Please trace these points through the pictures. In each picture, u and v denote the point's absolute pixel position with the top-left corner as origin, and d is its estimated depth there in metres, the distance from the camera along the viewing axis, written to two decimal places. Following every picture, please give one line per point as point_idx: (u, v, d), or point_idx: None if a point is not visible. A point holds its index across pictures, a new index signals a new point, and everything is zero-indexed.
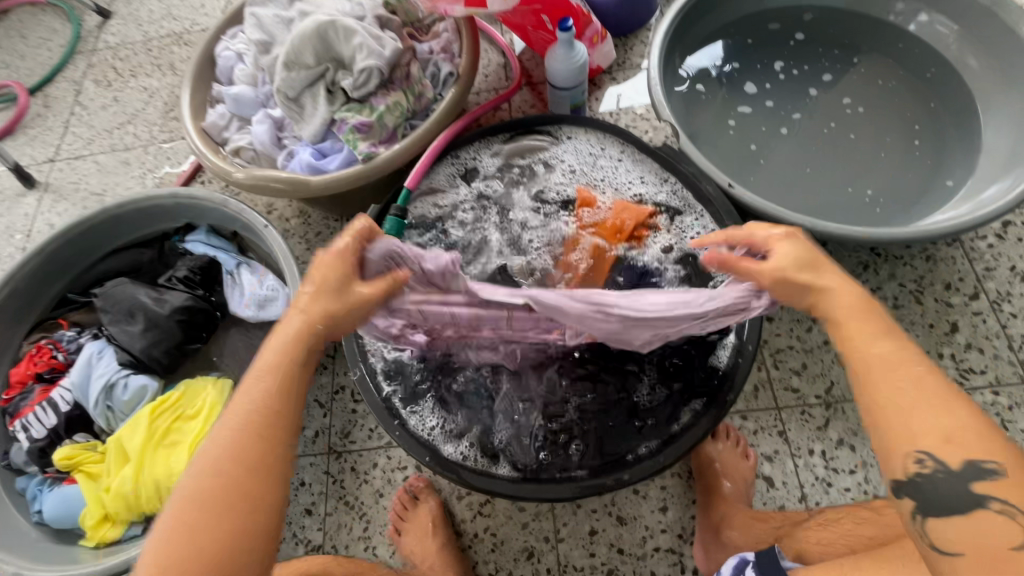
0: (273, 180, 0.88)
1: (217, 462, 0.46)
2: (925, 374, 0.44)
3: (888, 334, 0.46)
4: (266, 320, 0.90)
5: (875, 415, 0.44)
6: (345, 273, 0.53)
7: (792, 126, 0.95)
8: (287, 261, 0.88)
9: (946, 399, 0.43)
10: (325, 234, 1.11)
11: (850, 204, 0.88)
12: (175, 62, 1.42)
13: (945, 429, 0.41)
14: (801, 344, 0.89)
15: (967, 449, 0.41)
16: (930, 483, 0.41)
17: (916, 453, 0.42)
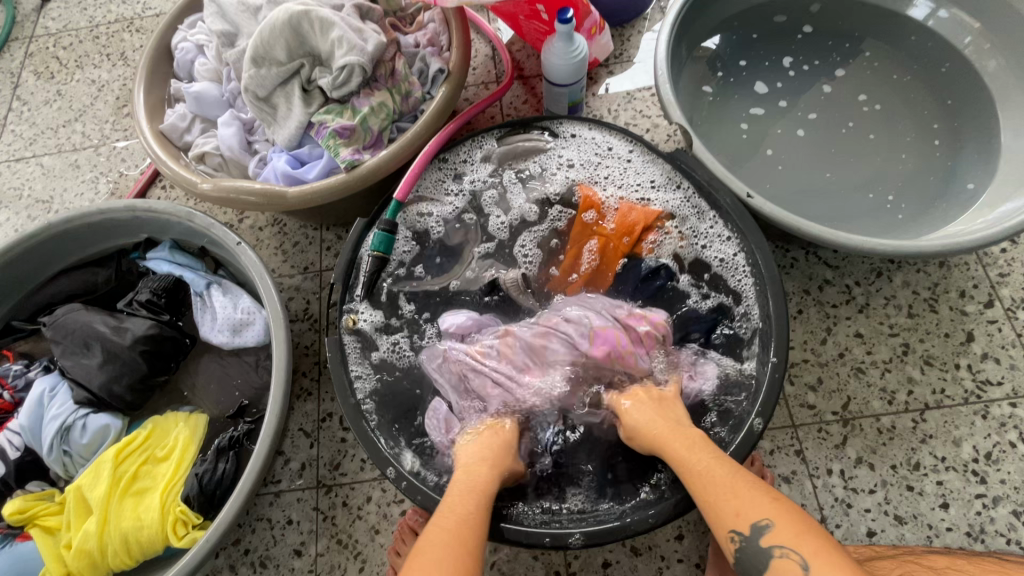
0: (245, 191, 0.79)
1: (460, 539, 0.55)
2: (725, 471, 0.57)
3: (692, 448, 0.61)
4: (242, 347, 0.82)
5: (707, 506, 0.56)
6: (496, 457, 0.65)
7: (808, 128, 0.90)
8: (263, 281, 0.80)
9: (752, 489, 0.55)
10: (303, 245, 1.02)
11: (867, 210, 0.84)
12: (126, 51, 1.28)
13: (736, 508, 0.54)
14: (815, 357, 0.85)
15: (754, 511, 0.53)
16: (745, 552, 0.53)
17: (734, 533, 0.53)
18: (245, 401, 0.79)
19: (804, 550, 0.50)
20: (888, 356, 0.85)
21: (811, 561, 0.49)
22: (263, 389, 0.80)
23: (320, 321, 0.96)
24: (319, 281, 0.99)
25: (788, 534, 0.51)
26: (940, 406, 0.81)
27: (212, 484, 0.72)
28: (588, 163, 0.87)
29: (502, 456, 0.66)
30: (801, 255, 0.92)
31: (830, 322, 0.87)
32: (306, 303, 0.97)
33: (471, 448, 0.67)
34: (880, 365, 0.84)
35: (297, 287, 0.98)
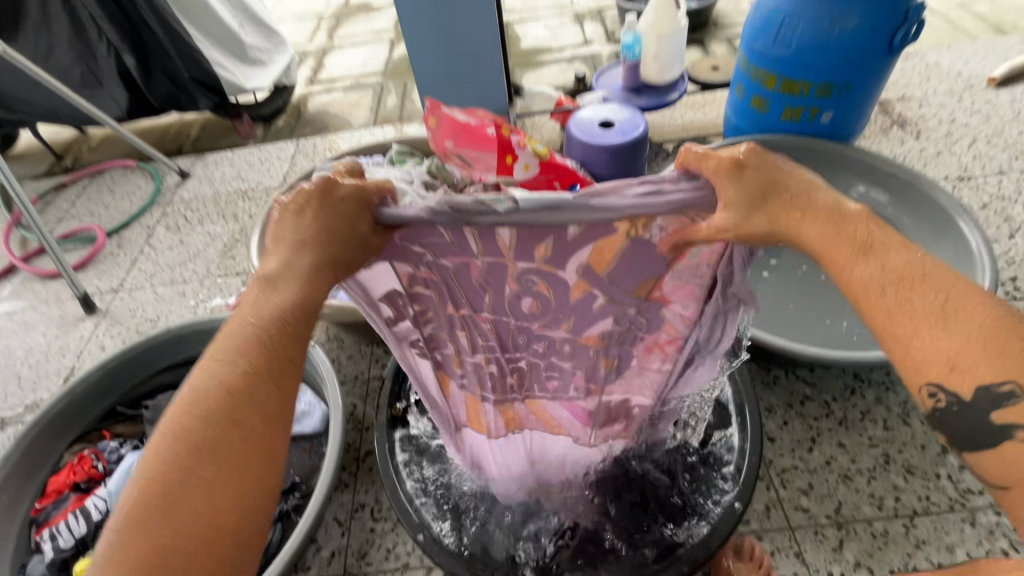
0: (324, 306, 1.02)
1: (170, 466, 0.46)
2: (966, 296, 0.44)
3: (828, 228, 0.46)
4: (300, 433, 0.97)
5: (937, 320, 0.44)
6: (343, 225, 0.52)
7: (772, 271, 1.13)
8: (328, 377, 0.98)
9: (941, 333, 0.44)
10: (356, 357, 1.21)
11: (829, 335, 1.01)
12: (238, 213, 1.67)
13: (949, 355, 0.43)
14: (804, 464, 0.94)
15: (977, 375, 0.42)
16: (947, 414, 0.44)
17: (929, 387, 0.44)
18: (297, 479, 0.92)
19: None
20: (872, 464, 0.93)
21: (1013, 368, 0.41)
22: (313, 471, 0.93)
23: (363, 421, 1.10)
24: (366, 387, 1.16)
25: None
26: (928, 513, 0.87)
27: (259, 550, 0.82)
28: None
29: (337, 232, 0.52)
30: (782, 374, 1.06)
31: (814, 433, 0.98)
32: (352, 406, 1.13)
33: (251, 304, 0.53)
34: (865, 473, 0.92)
35: (346, 392, 1.15)
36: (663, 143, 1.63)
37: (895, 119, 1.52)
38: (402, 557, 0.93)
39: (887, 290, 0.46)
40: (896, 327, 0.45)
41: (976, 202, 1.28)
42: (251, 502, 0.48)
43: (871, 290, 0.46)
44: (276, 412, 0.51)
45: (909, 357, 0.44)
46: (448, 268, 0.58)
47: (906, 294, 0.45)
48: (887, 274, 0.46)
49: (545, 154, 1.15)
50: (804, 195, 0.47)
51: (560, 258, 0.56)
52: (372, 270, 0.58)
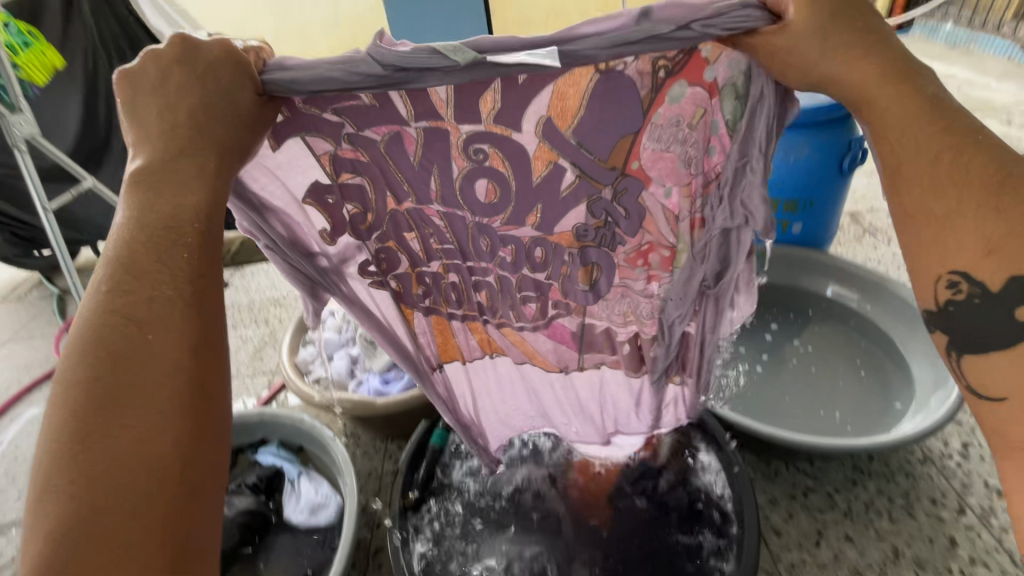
0: (346, 399, 1.10)
1: (89, 403, 0.50)
2: (962, 154, 0.55)
3: (860, 67, 0.55)
4: (315, 525, 1.00)
5: (938, 252, 0.57)
6: (202, 102, 0.57)
7: (765, 365, 1.20)
8: (345, 468, 1.03)
9: (977, 190, 0.55)
10: (371, 453, 1.26)
11: (825, 425, 1.06)
12: (270, 318, 1.82)
13: (988, 243, 0.55)
14: (813, 559, 0.94)
15: (1006, 269, 0.54)
16: (962, 308, 0.58)
17: (952, 278, 0.57)
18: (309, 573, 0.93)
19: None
20: (881, 558, 0.93)
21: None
22: (326, 565, 0.95)
23: (375, 517, 1.13)
24: (379, 482, 1.20)
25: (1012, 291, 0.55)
26: None
27: None
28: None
29: (219, 112, 0.58)
30: (783, 466, 1.09)
31: (820, 525, 0.99)
32: (365, 502, 1.16)
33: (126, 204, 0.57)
34: (876, 567, 0.92)
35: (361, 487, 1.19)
36: None
37: (867, 227, 1.68)
38: None
39: (940, 170, 0.56)
40: (907, 195, 0.58)
41: None
42: (164, 399, 0.52)
43: (934, 168, 0.56)
44: (211, 272, 0.58)
45: (910, 215, 0.58)
46: (376, 141, 0.67)
47: (964, 167, 0.55)
48: (930, 154, 0.56)
49: None
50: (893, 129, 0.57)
51: (508, 115, 0.63)
52: (289, 149, 0.69)
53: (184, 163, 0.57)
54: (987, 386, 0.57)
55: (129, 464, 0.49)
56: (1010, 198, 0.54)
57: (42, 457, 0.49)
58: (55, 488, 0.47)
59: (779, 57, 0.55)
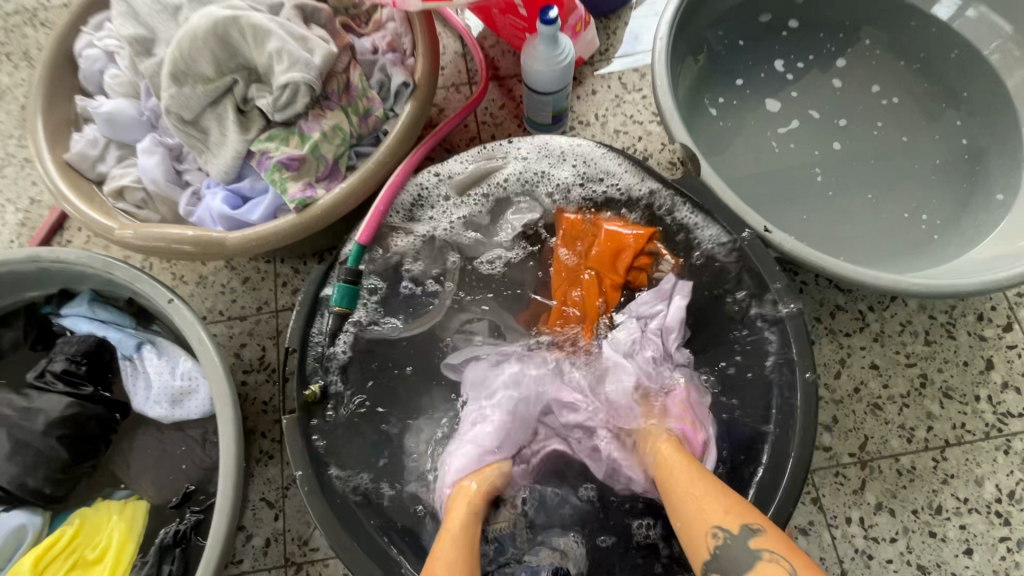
0: (176, 240, 0.66)
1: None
2: (692, 465, 0.57)
3: (684, 459, 0.58)
4: (186, 419, 0.69)
5: (691, 515, 0.52)
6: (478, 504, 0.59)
7: (843, 140, 0.82)
8: (204, 345, 0.67)
9: (716, 488, 0.54)
10: (254, 280, 0.88)
11: (896, 234, 0.77)
12: (29, 50, 1.09)
13: (725, 504, 0.51)
14: (830, 394, 0.79)
15: (743, 515, 0.50)
16: (726, 554, 0.48)
17: (713, 531, 0.50)
18: (192, 485, 0.67)
19: (797, 564, 0.46)
20: (906, 389, 0.78)
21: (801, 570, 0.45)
22: (213, 471, 0.68)
23: (278, 370, 0.84)
24: (276, 323, 0.86)
25: (778, 543, 0.48)
26: (961, 443, 0.76)
27: None
28: (552, 177, 0.76)
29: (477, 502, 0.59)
30: (812, 278, 0.83)
31: (845, 352, 0.81)
32: (262, 349, 0.85)
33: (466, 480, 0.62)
34: (898, 400, 0.78)
35: (250, 330, 0.86)
36: None
37: None
38: None
39: (722, 505, 0.51)
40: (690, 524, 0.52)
41: None
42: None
43: (695, 483, 0.55)
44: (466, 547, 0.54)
45: (689, 508, 0.53)
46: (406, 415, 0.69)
47: (707, 486, 0.54)
48: (690, 468, 0.56)
49: None
50: (688, 464, 0.57)
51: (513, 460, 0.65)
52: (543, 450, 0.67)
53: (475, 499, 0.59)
54: None
55: None
56: (749, 510, 0.51)
57: None
58: None
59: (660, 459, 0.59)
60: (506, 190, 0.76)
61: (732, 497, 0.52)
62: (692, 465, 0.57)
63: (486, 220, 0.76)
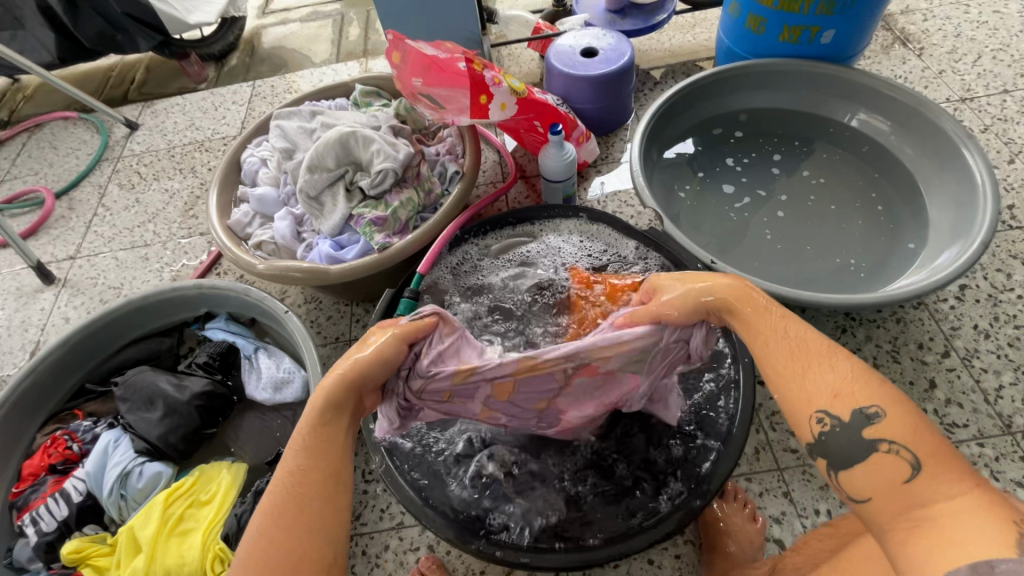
0: (296, 269, 0.95)
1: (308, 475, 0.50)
2: (783, 317, 0.53)
3: (788, 334, 0.52)
4: (282, 402, 0.93)
5: (787, 387, 0.50)
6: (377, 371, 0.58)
7: (785, 208, 1.06)
8: (306, 343, 0.94)
9: (829, 362, 0.49)
10: (336, 318, 1.16)
11: (834, 273, 0.97)
12: (196, 167, 1.54)
13: (833, 386, 0.48)
14: None
15: (856, 396, 0.47)
16: (829, 437, 0.47)
17: (817, 414, 0.48)
18: (282, 450, 0.89)
19: (920, 450, 0.44)
20: None
21: (924, 460, 0.43)
22: None
23: None
24: (349, 348, 1.12)
25: (899, 423, 0.45)
26: None
27: (249, 524, 0.80)
28: (564, 248, 1.03)
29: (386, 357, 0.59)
30: None
31: None
32: None
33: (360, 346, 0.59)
34: None
35: (329, 354, 1.12)
36: (651, 71, 1.50)
37: (899, 35, 1.42)
38: (396, 516, 0.93)
39: (826, 386, 0.48)
40: (784, 386, 0.50)
41: (977, 125, 1.22)
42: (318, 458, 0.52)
43: (790, 343, 0.51)
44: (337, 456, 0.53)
45: (786, 378, 0.50)
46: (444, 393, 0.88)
47: (817, 362, 0.49)
48: (779, 322, 0.53)
49: (522, 90, 1.05)
50: (795, 340, 0.51)
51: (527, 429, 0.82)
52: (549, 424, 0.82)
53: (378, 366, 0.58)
54: (852, 489, 0.47)
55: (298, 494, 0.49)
56: (857, 384, 0.47)
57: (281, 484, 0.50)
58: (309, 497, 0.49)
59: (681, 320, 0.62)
60: (527, 257, 1.02)
61: (847, 371, 0.48)
62: (797, 326, 0.52)
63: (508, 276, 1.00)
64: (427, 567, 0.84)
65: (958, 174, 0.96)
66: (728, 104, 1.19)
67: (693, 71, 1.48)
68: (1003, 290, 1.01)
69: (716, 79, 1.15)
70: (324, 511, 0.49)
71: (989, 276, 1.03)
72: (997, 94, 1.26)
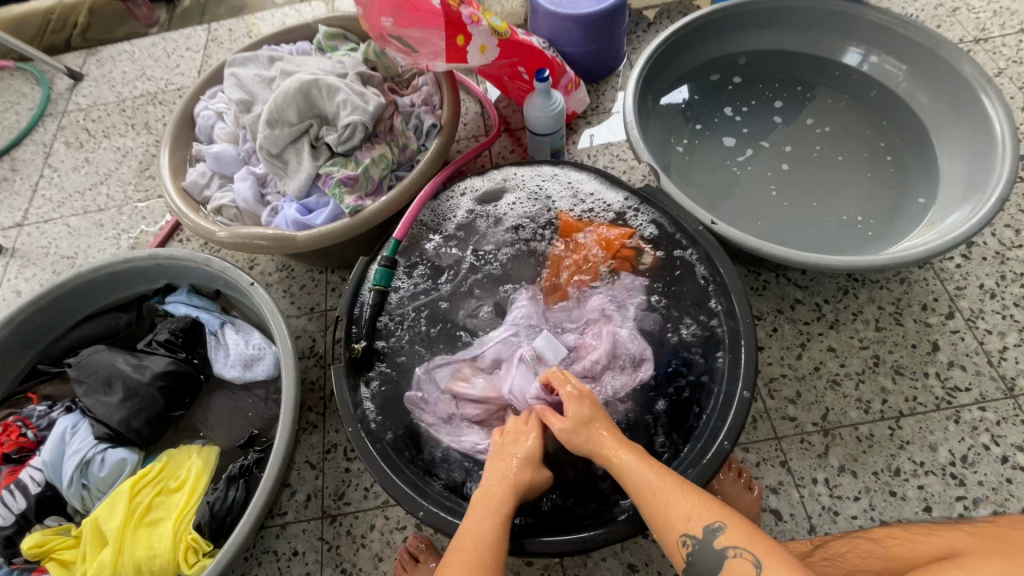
0: (260, 236, 0.87)
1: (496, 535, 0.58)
2: (632, 460, 0.61)
3: (636, 459, 0.61)
4: (253, 380, 0.87)
5: (656, 520, 0.57)
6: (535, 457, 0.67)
7: (790, 161, 0.99)
8: (275, 318, 0.86)
9: (678, 491, 0.57)
10: (310, 287, 1.09)
11: (840, 231, 0.91)
12: (150, 122, 1.41)
13: (685, 510, 0.55)
14: (792, 372, 0.91)
15: (702, 513, 0.54)
16: (698, 559, 0.53)
17: (683, 537, 0.54)
18: (255, 431, 0.83)
19: (756, 550, 0.50)
20: (861, 367, 0.90)
21: (761, 557, 0.50)
22: (273, 421, 0.84)
23: (325, 357, 1.02)
24: (325, 320, 1.05)
25: (739, 532, 0.52)
26: (915, 413, 0.85)
27: (222, 511, 0.76)
28: (548, 190, 0.92)
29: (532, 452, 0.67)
30: (772, 278, 0.99)
31: (804, 338, 0.93)
32: (312, 341, 1.03)
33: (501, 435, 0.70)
34: (854, 376, 0.89)
35: (304, 326, 1.05)
36: (644, 10, 1.38)
37: None
38: (382, 495, 0.89)
39: (684, 514, 0.55)
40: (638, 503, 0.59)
41: (991, 69, 1.14)
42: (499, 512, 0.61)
43: (647, 474, 0.59)
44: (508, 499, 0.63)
45: (647, 500, 0.58)
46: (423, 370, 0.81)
47: (655, 484, 0.58)
48: (621, 443, 0.63)
49: (505, 30, 0.94)
50: (654, 470, 0.59)
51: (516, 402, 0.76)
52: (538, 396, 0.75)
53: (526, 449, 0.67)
54: None
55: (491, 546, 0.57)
56: (700, 498, 0.56)
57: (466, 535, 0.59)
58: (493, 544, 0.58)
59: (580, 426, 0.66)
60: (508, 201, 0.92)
61: (690, 499, 0.56)
62: (633, 456, 0.61)
63: (492, 225, 0.91)
64: (416, 547, 0.82)
65: (976, 120, 0.88)
66: (727, 46, 1.09)
67: (690, 9, 1.36)
68: (1012, 246, 0.96)
69: (716, 16, 1.04)
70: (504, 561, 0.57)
71: (997, 233, 0.98)
72: (1015, 34, 1.17)
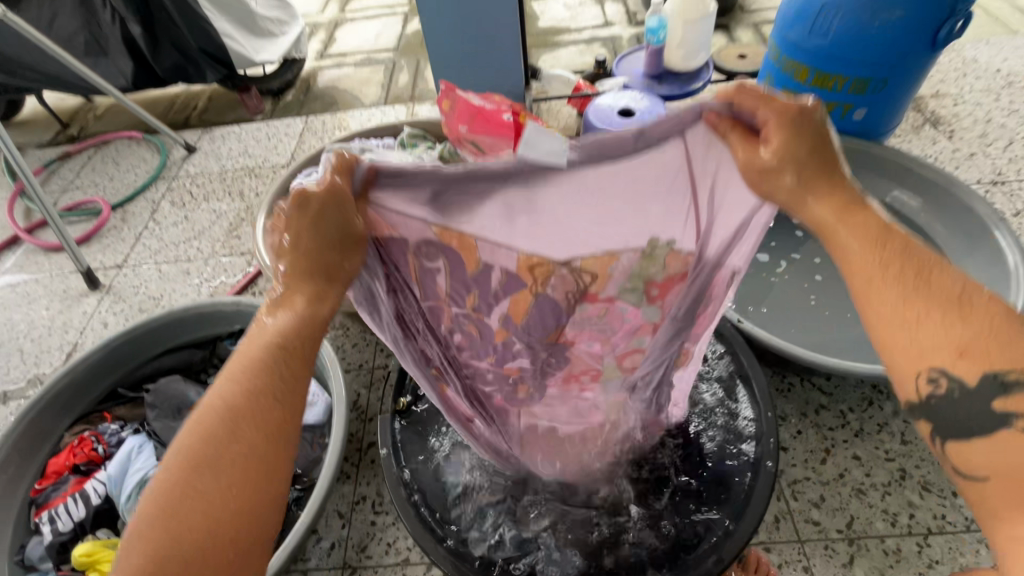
0: None
1: (178, 490, 0.42)
2: (908, 250, 0.45)
3: (895, 281, 0.44)
4: (303, 423, 0.95)
5: (897, 344, 0.43)
6: (264, 380, 0.47)
7: (824, 272, 1.08)
8: (333, 369, 0.95)
9: (948, 321, 0.42)
10: (361, 346, 1.18)
11: (866, 339, 0.98)
12: (244, 191, 1.63)
13: (958, 342, 0.41)
14: (817, 476, 0.92)
15: (986, 363, 0.41)
16: (946, 402, 0.42)
17: (931, 373, 0.42)
18: (299, 470, 0.91)
19: None
20: (887, 480, 0.90)
21: None
22: (315, 462, 0.92)
23: (366, 411, 1.08)
24: (371, 376, 1.13)
25: None
26: (943, 532, 0.84)
27: None
28: None
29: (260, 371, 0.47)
30: (797, 381, 1.03)
31: (829, 443, 0.95)
32: (356, 395, 1.11)
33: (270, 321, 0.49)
34: (879, 487, 0.90)
35: (350, 381, 1.13)
36: None
37: (929, 116, 1.46)
38: (402, 553, 0.91)
39: (926, 320, 0.42)
40: (869, 309, 0.45)
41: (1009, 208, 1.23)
42: (217, 480, 0.43)
43: (909, 286, 0.43)
44: (279, 428, 0.46)
45: (891, 336, 0.44)
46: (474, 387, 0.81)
47: (911, 287, 0.43)
48: (878, 259, 0.45)
49: None
50: (914, 280, 0.44)
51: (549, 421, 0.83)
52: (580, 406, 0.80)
53: (842, 236, 0.46)
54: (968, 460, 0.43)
55: (211, 522, 0.41)
56: (980, 338, 0.41)
57: (166, 468, 0.43)
58: (199, 494, 0.42)
59: (326, 275, 0.51)
60: None
61: (995, 318, 0.42)
62: (949, 266, 0.44)
63: None
64: None
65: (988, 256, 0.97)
66: None
67: None
68: None
69: None
70: (239, 506, 0.43)
71: None
72: None
